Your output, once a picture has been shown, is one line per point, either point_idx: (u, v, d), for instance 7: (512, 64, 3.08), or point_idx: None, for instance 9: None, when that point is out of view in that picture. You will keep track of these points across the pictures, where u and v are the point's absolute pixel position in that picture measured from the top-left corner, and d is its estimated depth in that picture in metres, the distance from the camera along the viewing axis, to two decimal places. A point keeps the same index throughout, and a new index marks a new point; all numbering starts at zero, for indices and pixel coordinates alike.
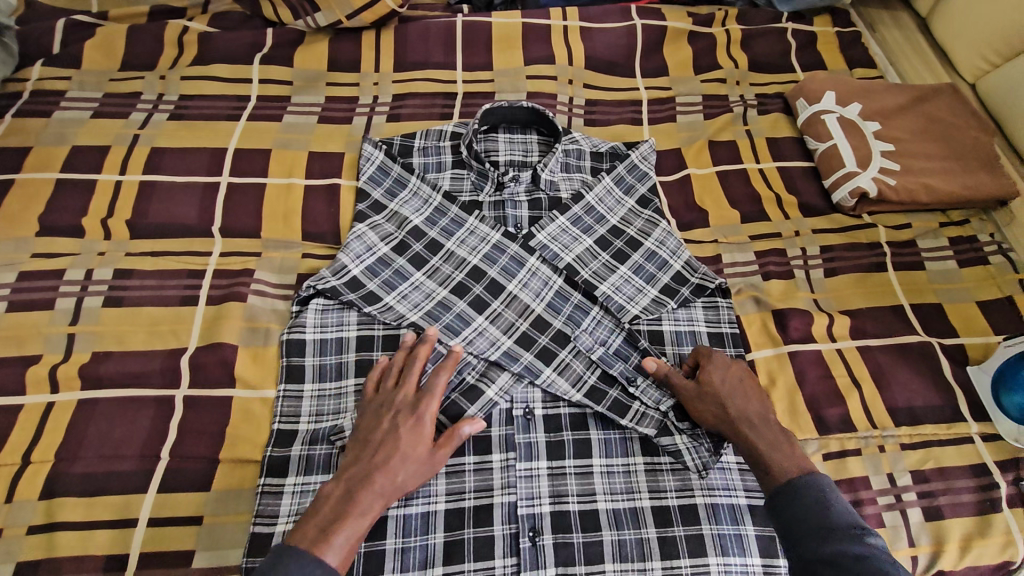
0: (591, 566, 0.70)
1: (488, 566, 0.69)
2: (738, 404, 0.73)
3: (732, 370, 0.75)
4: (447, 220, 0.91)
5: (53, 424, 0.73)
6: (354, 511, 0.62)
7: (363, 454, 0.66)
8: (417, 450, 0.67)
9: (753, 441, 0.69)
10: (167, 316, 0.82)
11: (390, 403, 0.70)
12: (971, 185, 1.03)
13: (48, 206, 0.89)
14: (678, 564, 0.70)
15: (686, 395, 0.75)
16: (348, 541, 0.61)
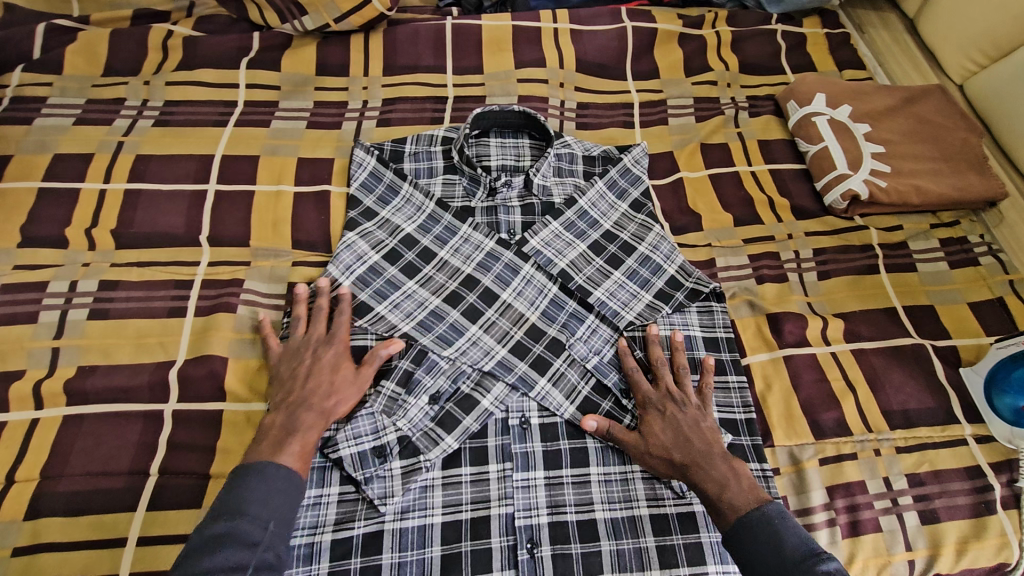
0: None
1: None
2: (681, 447, 0.72)
3: (671, 417, 0.74)
4: (441, 228, 0.91)
5: (38, 442, 0.71)
6: (303, 430, 0.68)
7: (291, 390, 0.72)
8: (343, 374, 0.74)
9: (705, 484, 0.69)
10: (154, 328, 0.80)
11: (307, 345, 0.76)
12: (960, 186, 1.04)
13: (30, 216, 0.87)
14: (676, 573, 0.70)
15: (633, 447, 0.74)
16: (301, 449, 0.67)
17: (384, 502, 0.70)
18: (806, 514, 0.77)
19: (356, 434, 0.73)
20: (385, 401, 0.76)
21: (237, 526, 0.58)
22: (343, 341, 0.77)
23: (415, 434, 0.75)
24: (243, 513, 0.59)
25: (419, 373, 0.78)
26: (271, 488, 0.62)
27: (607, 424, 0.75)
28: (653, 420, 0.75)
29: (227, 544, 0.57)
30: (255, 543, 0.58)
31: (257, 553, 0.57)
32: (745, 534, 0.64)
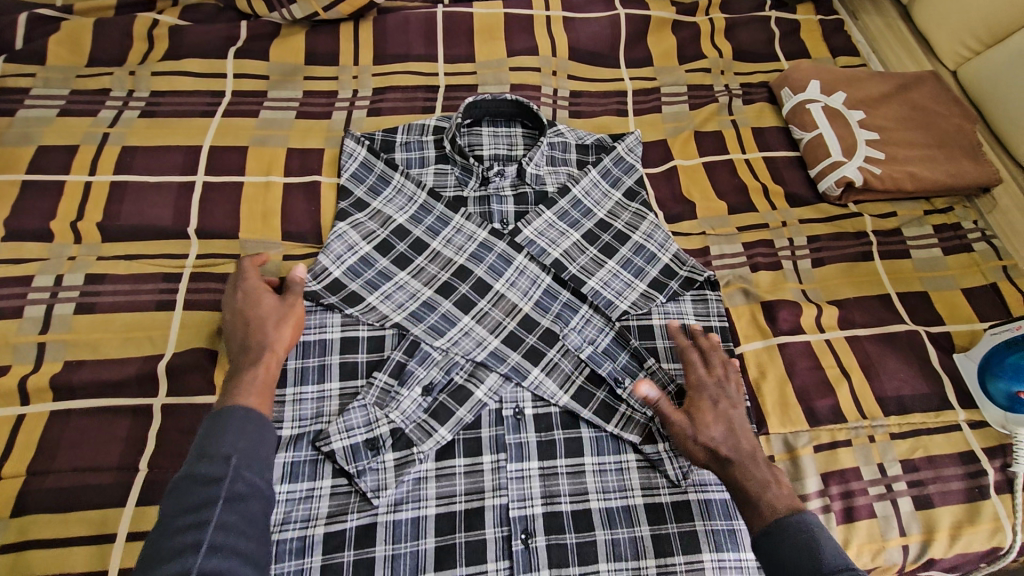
0: (585, 567, 0.69)
1: (480, 570, 0.68)
2: (732, 439, 0.68)
3: (721, 408, 0.72)
4: (433, 218, 0.90)
5: (25, 438, 0.70)
6: (261, 378, 0.66)
7: (240, 347, 0.69)
8: (264, 304, 0.73)
9: (745, 481, 0.65)
10: (141, 321, 0.79)
11: (255, 300, 0.73)
12: (955, 172, 1.03)
13: (14, 209, 0.86)
14: (672, 561, 0.69)
15: (678, 426, 0.70)
16: (256, 387, 0.65)
17: (378, 494, 0.69)
18: (801, 500, 0.77)
19: (348, 426, 0.72)
20: (377, 393, 0.75)
21: (194, 469, 0.55)
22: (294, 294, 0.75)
23: (408, 425, 0.74)
24: (213, 455, 0.56)
25: (412, 364, 0.78)
26: (232, 428, 0.59)
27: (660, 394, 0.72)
28: (705, 403, 0.72)
29: (194, 487, 0.54)
30: (220, 479, 0.55)
31: (223, 485, 0.54)
32: (775, 542, 0.59)
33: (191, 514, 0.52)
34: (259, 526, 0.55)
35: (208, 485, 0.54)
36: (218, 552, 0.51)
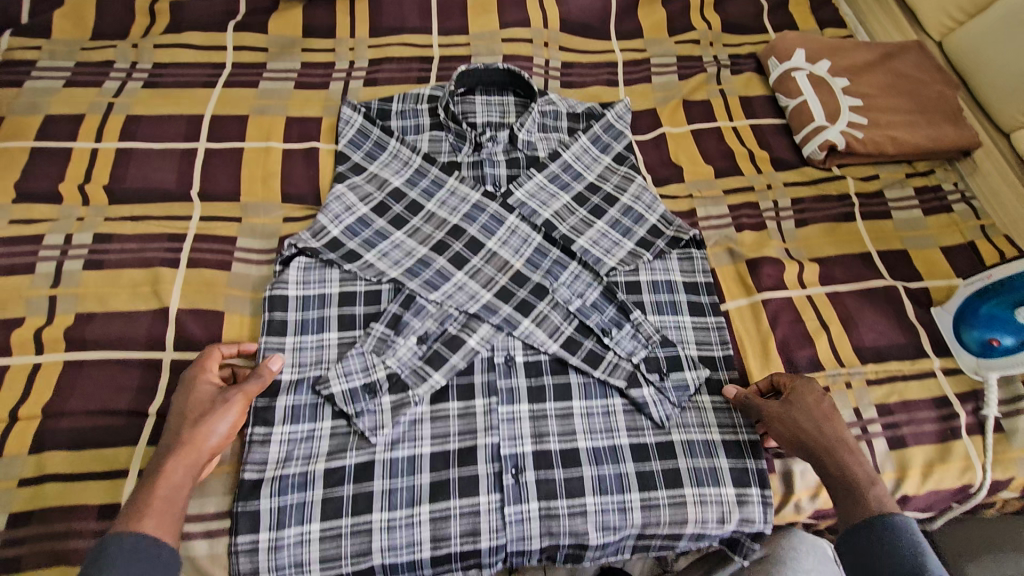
0: (572, 500, 0.73)
1: (473, 503, 0.72)
2: (816, 435, 0.72)
3: (824, 403, 0.74)
4: (427, 181, 0.94)
5: (40, 384, 0.74)
6: (170, 493, 0.61)
7: (165, 441, 0.65)
8: (208, 398, 0.67)
9: (848, 472, 0.70)
10: (148, 277, 0.82)
11: (203, 393, 0.68)
12: (936, 136, 1.06)
13: (24, 173, 0.89)
14: (655, 494, 0.74)
15: (779, 410, 0.74)
16: (161, 510, 0.60)
17: (376, 433, 0.73)
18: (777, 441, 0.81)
19: (346, 371, 0.76)
20: (375, 342, 0.79)
21: None
22: (242, 394, 0.68)
23: (404, 371, 0.78)
24: None
25: (407, 316, 0.81)
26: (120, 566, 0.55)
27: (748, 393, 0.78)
28: (804, 397, 0.74)
29: None
30: None
31: None
32: (865, 534, 0.65)
33: None
34: None
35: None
36: None
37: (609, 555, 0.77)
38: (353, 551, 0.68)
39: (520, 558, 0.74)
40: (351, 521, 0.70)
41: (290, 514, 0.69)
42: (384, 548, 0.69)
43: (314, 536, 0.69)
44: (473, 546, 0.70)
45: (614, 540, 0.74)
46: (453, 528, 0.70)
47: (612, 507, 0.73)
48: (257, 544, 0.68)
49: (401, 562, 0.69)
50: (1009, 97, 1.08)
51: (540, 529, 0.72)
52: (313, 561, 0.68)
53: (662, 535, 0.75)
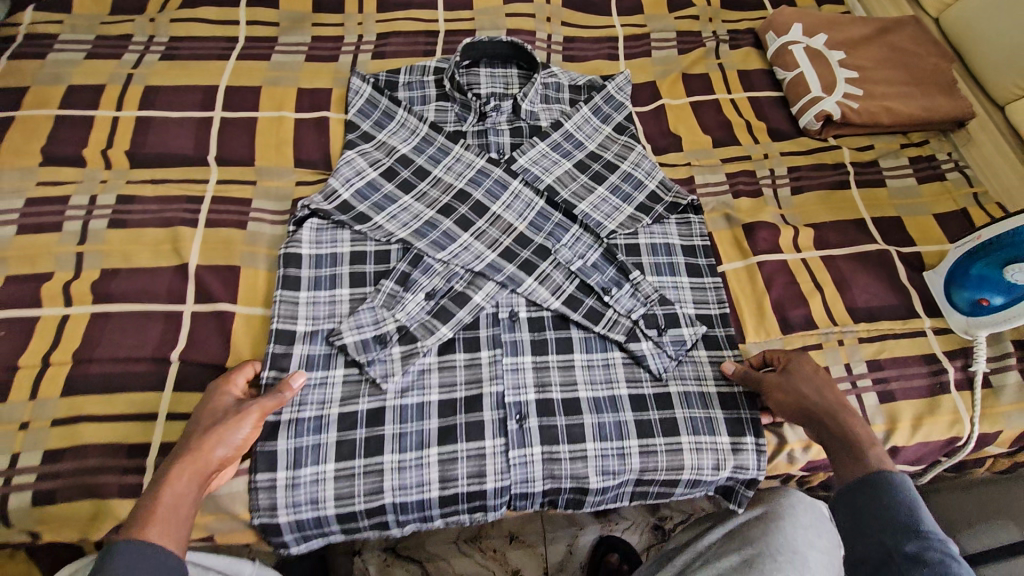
0: (574, 445, 0.77)
1: (479, 447, 0.75)
2: (816, 404, 0.74)
3: (815, 375, 0.76)
4: (434, 149, 0.97)
5: (70, 333, 0.78)
6: (175, 499, 0.61)
7: (180, 447, 0.65)
8: (224, 409, 0.69)
9: (846, 434, 0.71)
10: (169, 236, 0.86)
11: (225, 405, 0.69)
12: (930, 106, 1.08)
13: (50, 139, 0.93)
14: (653, 441, 0.77)
15: (774, 380, 0.76)
16: (166, 520, 0.59)
17: (386, 380, 0.77)
18: None
19: (359, 324, 0.80)
20: (384, 297, 0.83)
21: None
22: (258, 408, 0.68)
23: (413, 324, 0.82)
24: None
25: (415, 274, 0.85)
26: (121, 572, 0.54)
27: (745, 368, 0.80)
28: (801, 366, 0.77)
29: None
30: None
31: None
32: (862, 489, 0.66)
33: None
34: None
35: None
36: None
37: (609, 501, 0.80)
38: (366, 490, 0.72)
39: (524, 501, 0.77)
40: (363, 462, 0.74)
41: (306, 455, 0.73)
42: (395, 487, 0.73)
43: (328, 476, 0.73)
44: (479, 487, 0.74)
45: (613, 484, 0.77)
46: (460, 470, 0.74)
47: (612, 452, 0.77)
48: (275, 481, 0.72)
49: (411, 501, 0.73)
50: (1003, 69, 1.09)
51: (542, 471, 0.76)
52: (328, 498, 0.72)
53: (660, 481, 0.79)
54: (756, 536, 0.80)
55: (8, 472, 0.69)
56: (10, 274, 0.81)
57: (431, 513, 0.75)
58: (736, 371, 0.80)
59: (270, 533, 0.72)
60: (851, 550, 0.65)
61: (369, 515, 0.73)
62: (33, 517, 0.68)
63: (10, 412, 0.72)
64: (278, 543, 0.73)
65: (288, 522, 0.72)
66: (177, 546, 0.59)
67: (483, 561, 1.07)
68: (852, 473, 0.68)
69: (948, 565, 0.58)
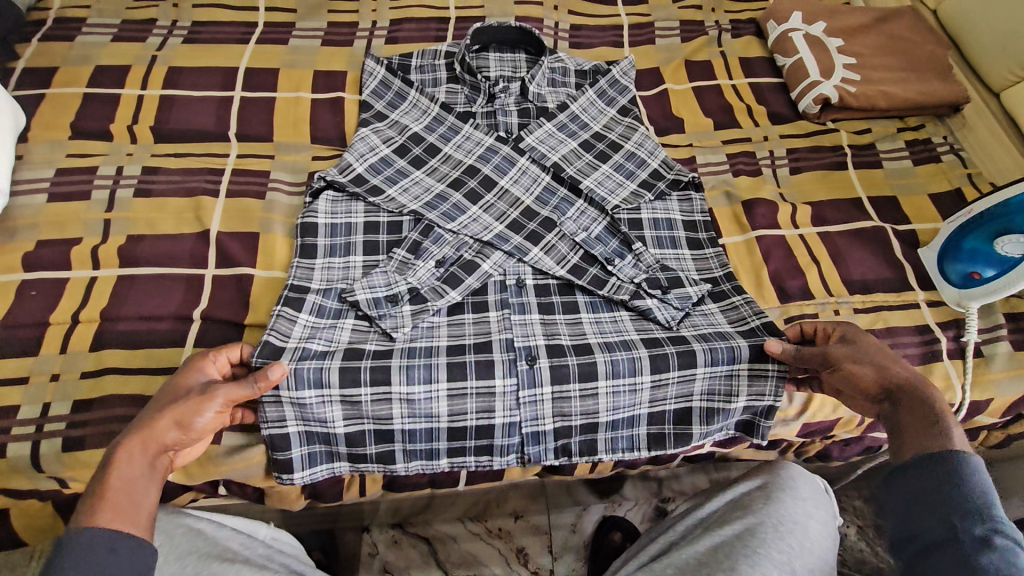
0: (585, 384, 0.79)
1: (489, 386, 0.78)
2: (883, 378, 0.70)
3: (871, 347, 0.73)
4: (445, 127, 1.01)
5: (98, 292, 0.82)
6: (123, 480, 0.61)
7: (138, 423, 0.66)
8: (191, 390, 0.67)
9: (918, 404, 0.67)
10: (191, 205, 0.90)
11: (193, 383, 0.68)
12: (926, 91, 1.12)
13: (78, 114, 0.98)
14: (666, 376, 0.80)
15: (841, 352, 0.73)
16: (116, 505, 0.60)
17: (396, 330, 0.80)
18: None
19: (371, 284, 0.83)
20: (397, 264, 0.87)
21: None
22: (224, 394, 0.66)
23: (424, 288, 0.85)
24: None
25: (426, 243, 0.89)
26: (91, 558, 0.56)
27: (795, 347, 0.77)
28: (867, 342, 0.74)
29: None
30: None
31: None
32: (924, 471, 0.62)
33: None
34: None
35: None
36: None
37: (623, 447, 0.84)
38: (374, 414, 0.77)
39: (536, 446, 0.81)
40: (370, 390, 0.76)
41: (307, 377, 0.74)
42: (403, 414, 0.77)
43: (334, 399, 0.75)
44: (487, 422, 0.79)
45: (623, 415, 0.82)
46: (469, 406, 0.78)
47: (624, 389, 0.80)
48: (279, 398, 0.74)
49: (420, 429, 0.78)
50: (997, 54, 1.12)
51: (552, 410, 0.80)
52: (335, 418, 0.76)
53: (672, 412, 0.83)
54: (758, 507, 0.82)
55: (39, 420, 0.72)
56: (42, 238, 0.85)
57: (439, 444, 0.80)
58: (785, 351, 0.76)
59: (278, 448, 0.76)
60: (906, 525, 0.62)
61: (376, 441, 0.78)
62: (64, 461, 0.71)
63: (42, 364, 0.76)
64: (282, 466, 0.77)
65: (297, 434, 0.76)
66: (134, 528, 0.59)
67: (488, 540, 1.10)
68: (926, 446, 0.64)
69: (1019, 556, 0.55)
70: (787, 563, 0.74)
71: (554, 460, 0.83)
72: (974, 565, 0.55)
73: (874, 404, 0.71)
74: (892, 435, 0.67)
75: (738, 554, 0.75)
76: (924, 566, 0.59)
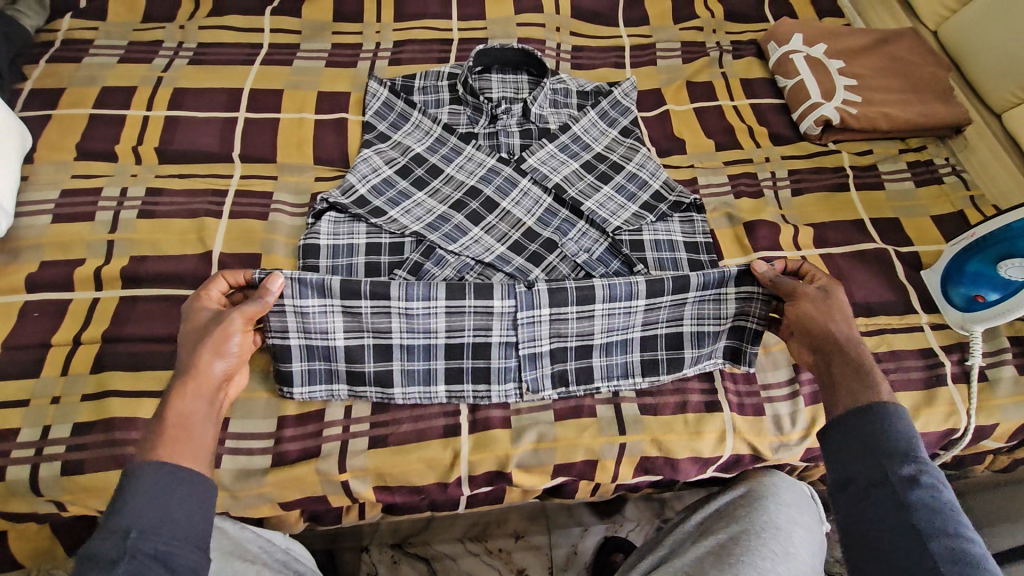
0: (582, 306, 0.80)
1: (487, 305, 0.78)
2: (825, 330, 0.74)
3: (823, 296, 0.76)
4: (447, 148, 1.02)
5: (100, 314, 0.82)
6: (182, 418, 0.63)
7: (175, 374, 0.67)
8: (207, 326, 0.70)
9: (847, 358, 0.72)
10: (194, 226, 0.90)
11: (204, 320, 0.71)
12: (927, 113, 1.12)
13: (84, 136, 0.98)
14: (660, 298, 0.81)
15: (803, 294, 0.77)
16: (183, 441, 0.62)
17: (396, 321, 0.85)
18: (764, 389, 0.84)
19: None
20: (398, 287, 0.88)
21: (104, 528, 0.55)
22: (241, 316, 0.70)
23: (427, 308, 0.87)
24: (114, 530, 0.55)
25: (428, 264, 0.90)
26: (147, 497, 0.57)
27: (775, 272, 0.79)
28: (836, 294, 0.77)
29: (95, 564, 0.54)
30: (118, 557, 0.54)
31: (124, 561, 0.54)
32: (858, 422, 0.66)
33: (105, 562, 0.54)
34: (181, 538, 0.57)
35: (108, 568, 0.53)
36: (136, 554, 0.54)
37: (617, 374, 0.82)
38: (374, 326, 0.77)
39: (533, 371, 0.81)
40: (370, 303, 0.76)
41: (310, 288, 0.75)
42: (402, 329, 0.77)
43: (336, 309, 0.76)
44: (485, 339, 0.80)
45: (618, 338, 0.82)
46: (466, 323, 0.78)
47: (619, 311, 0.81)
48: (284, 308, 0.75)
49: (417, 345, 0.78)
50: (997, 77, 1.13)
51: (548, 331, 0.80)
52: (336, 330, 0.77)
53: (663, 337, 0.84)
54: (741, 515, 0.80)
55: (39, 443, 0.72)
56: (46, 259, 0.85)
57: (437, 364, 0.79)
58: (767, 275, 0.79)
59: (280, 359, 0.77)
60: (842, 471, 0.65)
61: (375, 358, 0.78)
62: (63, 486, 0.71)
63: (43, 386, 0.76)
64: (283, 379, 0.77)
65: (298, 348, 0.77)
66: (196, 461, 0.61)
67: (488, 560, 1.08)
68: (853, 401, 0.68)
69: (938, 490, 0.61)
70: (772, 570, 0.72)
71: (552, 390, 0.81)
72: (908, 510, 0.60)
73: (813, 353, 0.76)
74: (826, 386, 0.72)
75: (725, 564, 0.74)
76: (857, 511, 0.63)
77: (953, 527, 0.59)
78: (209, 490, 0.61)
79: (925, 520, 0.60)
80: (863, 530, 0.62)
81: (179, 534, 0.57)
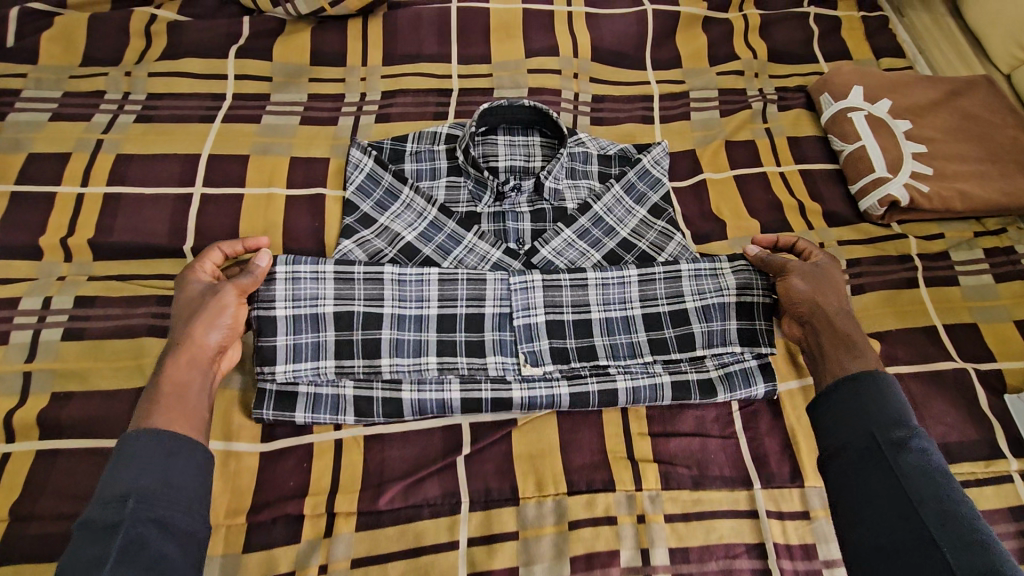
0: (574, 274, 0.77)
1: (479, 277, 0.76)
2: (815, 303, 0.72)
3: (812, 269, 0.74)
4: (444, 236, 0.84)
5: (9, 479, 0.66)
6: (178, 386, 0.62)
7: (168, 347, 0.66)
8: (200, 299, 0.68)
9: (832, 325, 0.70)
10: (132, 349, 0.74)
11: (197, 292, 0.69)
12: (1012, 192, 0.95)
13: (3, 223, 0.81)
14: (652, 269, 0.77)
15: (792, 266, 0.75)
16: (177, 409, 0.60)
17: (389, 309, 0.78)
18: (825, 567, 0.69)
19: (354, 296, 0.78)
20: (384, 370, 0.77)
21: (104, 502, 0.53)
22: (236, 288, 0.68)
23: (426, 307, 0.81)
24: (113, 497, 0.53)
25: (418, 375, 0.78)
26: (140, 458, 0.55)
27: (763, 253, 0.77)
28: (826, 269, 0.75)
29: (93, 535, 0.51)
30: (118, 524, 0.51)
31: (121, 531, 0.51)
32: (847, 392, 0.63)
33: (100, 537, 0.51)
34: (189, 506, 0.55)
35: (109, 533, 0.51)
36: (142, 520, 0.52)
37: (624, 355, 0.75)
38: (366, 293, 0.73)
39: (530, 344, 0.74)
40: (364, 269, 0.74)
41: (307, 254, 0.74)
42: (394, 296, 0.74)
43: (328, 275, 0.73)
44: (478, 310, 0.75)
45: (616, 315, 0.77)
46: (459, 291, 0.75)
47: (612, 282, 0.77)
48: (274, 273, 0.72)
49: (409, 314, 0.74)
50: None
51: (543, 298, 0.75)
52: (327, 295, 0.73)
53: (669, 319, 0.77)
54: None
55: None
56: None
57: (428, 335, 0.74)
58: (756, 254, 0.77)
59: (263, 333, 0.70)
60: (830, 440, 0.62)
61: (364, 324, 0.73)
62: None
63: None
64: (265, 357, 0.70)
65: (284, 319, 0.71)
66: (192, 430, 0.60)
67: None
68: (844, 369, 0.67)
69: (931, 458, 0.58)
70: None
71: (552, 363, 0.74)
72: (898, 474, 0.57)
73: (802, 326, 0.74)
74: (816, 359, 0.71)
75: None
76: (852, 478, 0.59)
77: (947, 495, 0.55)
78: (204, 455, 0.58)
79: (919, 487, 0.56)
80: (852, 503, 0.58)
81: (181, 500, 0.54)
